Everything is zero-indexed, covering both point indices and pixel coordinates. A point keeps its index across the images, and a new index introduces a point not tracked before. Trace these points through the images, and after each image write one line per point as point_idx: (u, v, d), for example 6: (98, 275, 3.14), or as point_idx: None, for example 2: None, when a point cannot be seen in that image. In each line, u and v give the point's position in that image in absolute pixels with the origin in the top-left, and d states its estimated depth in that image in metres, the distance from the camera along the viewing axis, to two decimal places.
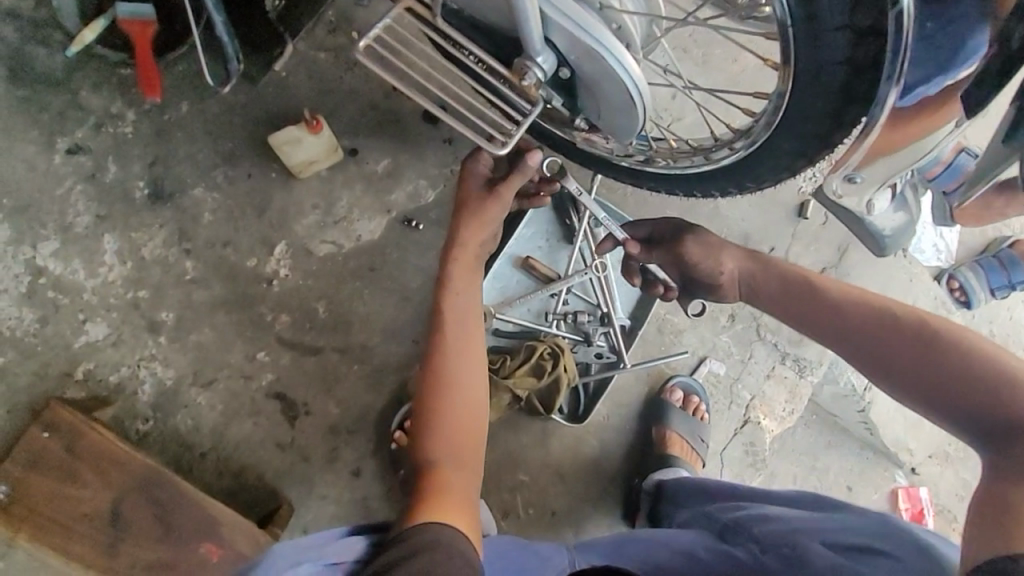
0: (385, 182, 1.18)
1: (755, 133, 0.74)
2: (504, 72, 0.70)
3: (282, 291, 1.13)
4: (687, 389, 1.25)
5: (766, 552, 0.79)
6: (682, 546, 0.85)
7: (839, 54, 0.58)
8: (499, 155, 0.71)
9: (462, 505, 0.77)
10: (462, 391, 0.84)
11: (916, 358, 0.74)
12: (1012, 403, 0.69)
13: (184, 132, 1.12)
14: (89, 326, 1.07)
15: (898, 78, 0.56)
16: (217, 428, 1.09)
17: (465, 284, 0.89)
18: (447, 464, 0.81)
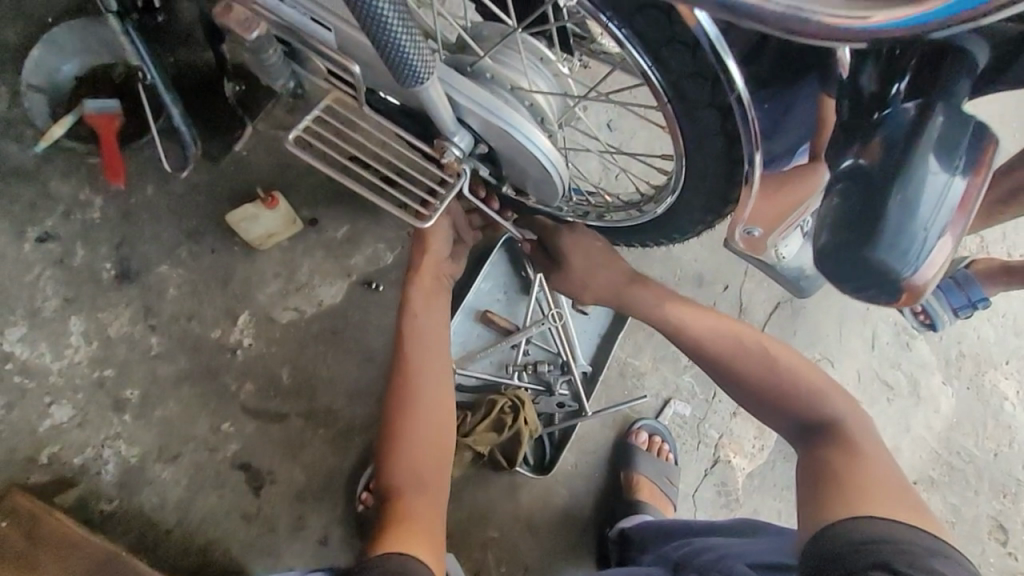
0: (344, 248, 1.23)
1: (668, 196, 0.81)
2: (426, 150, 0.76)
3: (246, 359, 1.16)
4: (652, 431, 1.26)
5: None
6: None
7: (716, 128, 0.64)
8: (427, 227, 0.77)
9: (424, 533, 0.78)
10: (427, 413, 0.87)
11: (747, 368, 0.88)
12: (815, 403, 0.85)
13: (149, 213, 1.18)
14: (55, 408, 1.09)
15: (756, 148, 0.63)
16: (182, 502, 1.09)
17: (428, 303, 0.95)
18: (410, 489, 0.82)
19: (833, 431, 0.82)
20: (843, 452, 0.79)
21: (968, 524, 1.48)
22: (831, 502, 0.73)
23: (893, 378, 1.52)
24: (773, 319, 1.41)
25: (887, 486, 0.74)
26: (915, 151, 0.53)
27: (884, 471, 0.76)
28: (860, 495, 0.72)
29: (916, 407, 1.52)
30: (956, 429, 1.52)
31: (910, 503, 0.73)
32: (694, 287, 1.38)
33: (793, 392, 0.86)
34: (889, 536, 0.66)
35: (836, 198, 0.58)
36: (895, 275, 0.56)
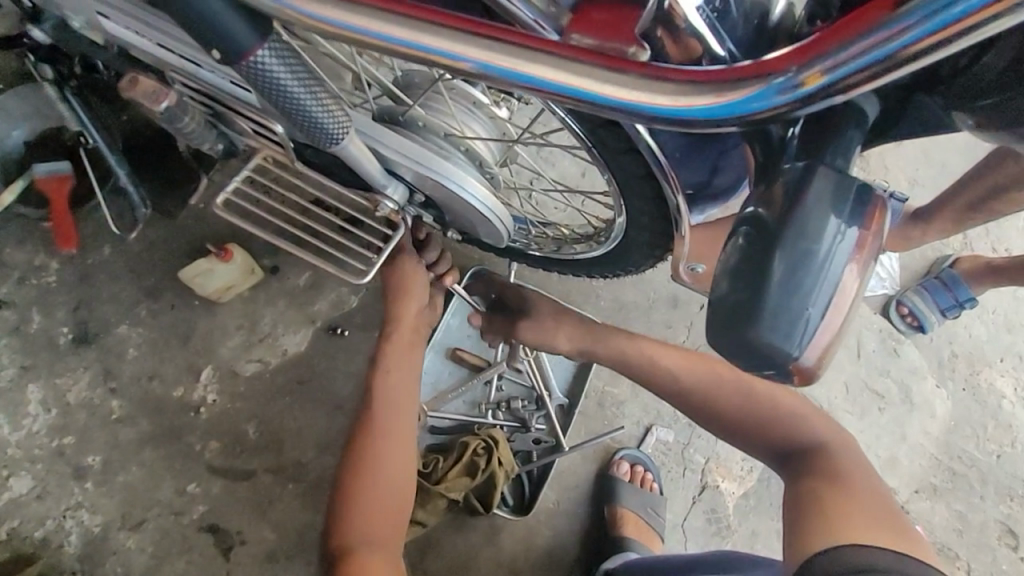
0: (307, 294, 1.21)
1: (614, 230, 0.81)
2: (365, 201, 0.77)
3: (210, 417, 1.13)
4: (634, 461, 1.22)
5: None
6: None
7: (639, 170, 0.64)
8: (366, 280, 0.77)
9: None
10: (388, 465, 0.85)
11: (725, 401, 0.89)
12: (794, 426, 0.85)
13: (106, 273, 1.16)
14: (14, 481, 1.05)
15: (677, 189, 0.64)
16: (149, 571, 1.05)
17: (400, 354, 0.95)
18: (364, 545, 0.80)
19: (826, 465, 0.80)
20: (835, 484, 0.77)
21: (976, 531, 1.43)
22: (813, 530, 0.71)
23: (883, 386, 1.48)
24: None
25: (884, 514, 0.73)
26: (809, 207, 0.48)
27: (882, 507, 0.74)
28: (850, 525, 0.70)
29: (911, 413, 1.47)
30: (954, 433, 1.48)
31: (900, 521, 0.73)
32: (669, 308, 1.35)
33: (772, 418, 0.86)
34: (878, 564, 0.64)
35: (738, 242, 0.50)
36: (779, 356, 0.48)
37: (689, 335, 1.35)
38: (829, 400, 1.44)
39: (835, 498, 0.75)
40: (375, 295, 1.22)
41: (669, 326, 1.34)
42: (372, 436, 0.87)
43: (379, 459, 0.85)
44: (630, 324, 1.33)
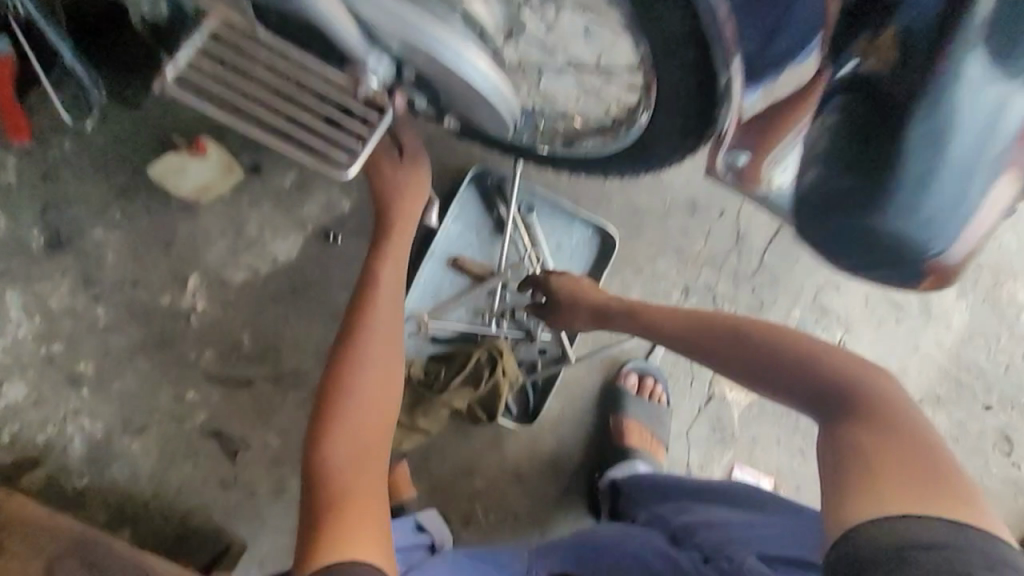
0: (294, 197, 1.11)
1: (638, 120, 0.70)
2: (344, 79, 0.66)
3: (202, 325, 1.08)
4: (641, 372, 1.19)
5: (709, 562, 0.76)
6: (633, 547, 0.79)
7: (677, 29, 0.53)
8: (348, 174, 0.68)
9: (374, 525, 0.65)
10: (372, 378, 0.75)
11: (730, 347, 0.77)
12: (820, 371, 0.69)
13: (72, 171, 1.06)
14: (7, 388, 1.03)
15: (733, 52, 0.53)
16: (157, 474, 1.05)
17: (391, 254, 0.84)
18: (346, 468, 0.69)
19: (863, 410, 0.65)
20: (874, 436, 0.62)
21: (974, 439, 1.42)
22: (847, 495, 0.58)
23: (903, 298, 1.41)
24: (774, 244, 1.28)
25: (931, 482, 0.58)
26: (953, 55, 0.47)
27: (935, 468, 0.59)
28: (894, 489, 0.57)
29: (926, 325, 1.42)
30: (968, 345, 1.43)
31: (955, 494, 0.57)
32: (686, 214, 1.25)
33: (792, 362, 0.71)
34: (928, 540, 0.53)
35: (828, 119, 0.56)
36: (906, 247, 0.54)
37: (706, 244, 1.26)
38: (847, 312, 1.35)
39: (875, 454, 0.61)
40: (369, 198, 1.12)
41: (685, 234, 1.25)
42: (356, 346, 0.77)
43: (362, 371, 0.75)
44: (643, 230, 1.24)
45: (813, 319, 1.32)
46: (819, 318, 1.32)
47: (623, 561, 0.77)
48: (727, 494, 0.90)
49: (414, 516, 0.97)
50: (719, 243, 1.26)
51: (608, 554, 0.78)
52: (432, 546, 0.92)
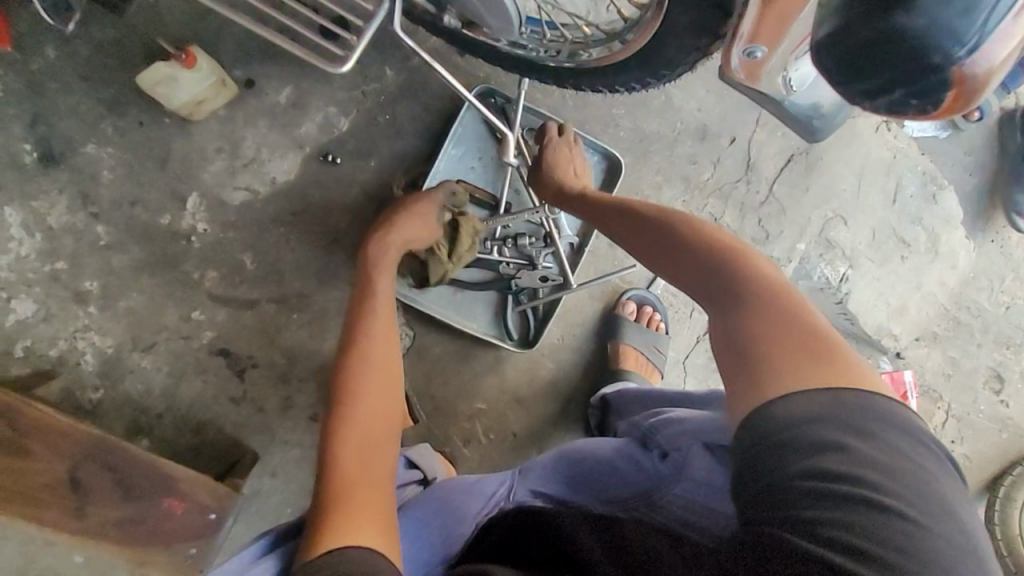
0: (291, 115, 1.08)
1: (652, 21, 0.66)
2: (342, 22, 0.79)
3: (204, 246, 1.08)
4: (641, 302, 1.21)
5: (666, 456, 0.74)
6: (606, 455, 0.80)
7: None
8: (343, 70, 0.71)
9: (376, 517, 0.66)
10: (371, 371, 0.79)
11: (649, 244, 0.77)
12: (716, 259, 0.69)
13: (59, 83, 1.02)
14: (16, 304, 1.04)
15: None
16: (169, 389, 1.09)
17: (384, 263, 0.91)
18: (351, 461, 0.71)
19: (748, 293, 0.64)
20: (759, 319, 0.62)
21: (965, 375, 1.44)
22: (733, 389, 0.60)
23: (912, 234, 1.38)
24: (783, 174, 1.26)
25: (802, 355, 0.58)
26: None
27: (809, 342, 0.59)
28: (776, 371, 0.58)
29: (932, 263, 1.40)
30: (970, 284, 1.42)
31: (826, 364, 0.57)
32: (696, 141, 1.21)
33: (692, 254, 0.71)
34: (815, 420, 0.54)
35: None
36: (935, 57, 0.39)
37: (714, 173, 1.23)
38: (853, 245, 1.33)
39: (763, 338, 0.60)
40: (368, 119, 1.09)
41: (693, 161, 1.22)
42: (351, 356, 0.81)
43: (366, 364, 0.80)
44: (650, 157, 1.20)
45: (816, 252, 1.31)
46: (823, 252, 1.31)
47: (596, 471, 0.79)
48: (699, 400, 0.85)
49: (405, 452, 0.94)
50: (727, 173, 1.23)
51: (581, 473, 0.80)
52: (425, 479, 0.90)
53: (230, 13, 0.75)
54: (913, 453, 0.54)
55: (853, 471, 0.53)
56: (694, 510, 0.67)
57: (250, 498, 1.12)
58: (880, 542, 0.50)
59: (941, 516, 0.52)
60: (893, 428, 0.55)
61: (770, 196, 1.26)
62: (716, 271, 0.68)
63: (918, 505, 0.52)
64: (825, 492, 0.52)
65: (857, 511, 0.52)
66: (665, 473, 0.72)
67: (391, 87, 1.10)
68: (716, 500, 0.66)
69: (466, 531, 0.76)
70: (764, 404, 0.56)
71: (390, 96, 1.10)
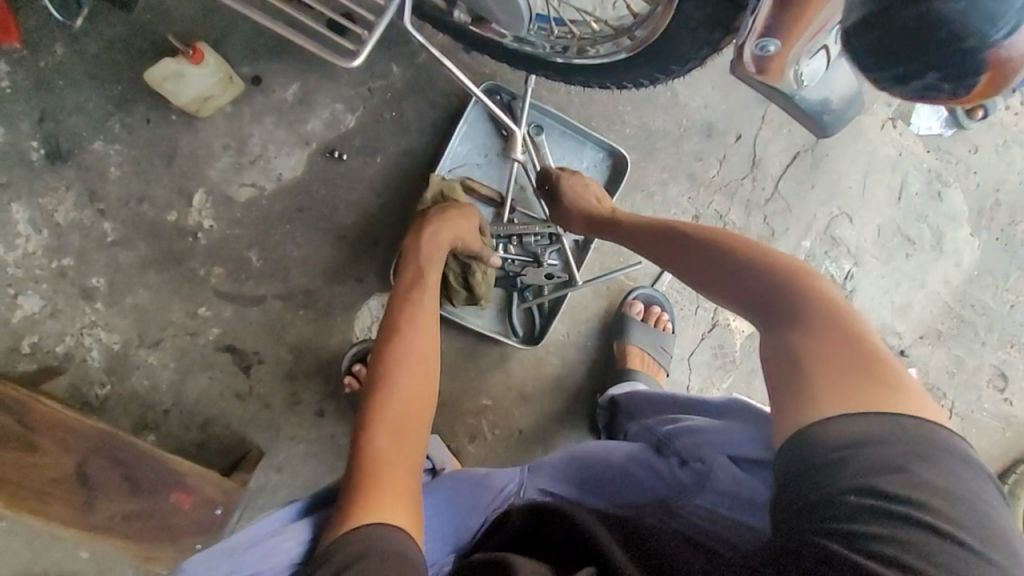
0: (298, 111, 1.08)
1: (663, 16, 0.67)
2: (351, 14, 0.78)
3: (210, 243, 1.08)
4: (647, 300, 1.21)
5: (684, 464, 0.74)
6: (619, 459, 0.79)
7: None
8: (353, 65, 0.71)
9: (403, 504, 0.66)
10: (411, 359, 0.78)
11: (697, 259, 0.77)
12: (770, 279, 0.69)
13: (66, 79, 1.02)
14: (22, 300, 1.04)
15: None
16: (175, 385, 1.09)
17: (426, 251, 0.91)
18: (387, 447, 0.71)
19: (806, 318, 0.64)
20: (817, 340, 0.61)
21: (970, 374, 1.44)
22: (786, 404, 0.59)
23: (917, 232, 1.37)
24: (789, 172, 1.26)
25: (857, 376, 0.57)
26: None
27: (866, 364, 0.58)
28: (834, 389, 0.57)
29: (937, 261, 1.40)
30: (976, 283, 1.42)
31: (883, 387, 0.56)
32: (702, 138, 1.21)
33: (744, 273, 0.71)
34: (869, 438, 0.53)
35: None
36: (970, 41, 0.40)
37: (720, 170, 1.23)
38: (857, 243, 1.33)
39: (818, 358, 0.60)
40: (375, 115, 1.09)
41: (698, 158, 1.22)
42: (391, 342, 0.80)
43: (406, 351, 0.79)
44: (656, 154, 1.20)
45: (821, 250, 1.31)
46: (828, 250, 1.31)
47: (608, 474, 0.78)
48: (712, 405, 0.84)
49: None
50: (733, 170, 1.23)
51: (594, 472, 0.78)
52: (436, 470, 0.91)
53: (241, 9, 0.76)
54: (970, 480, 0.52)
55: (910, 492, 0.51)
56: (716, 521, 0.68)
57: (256, 494, 1.12)
58: (934, 565, 0.48)
59: (997, 546, 0.50)
60: (952, 454, 0.53)
61: (776, 193, 1.26)
62: (771, 293, 0.68)
63: (976, 534, 0.50)
64: (878, 509, 0.50)
65: (910, 531, 0.50)
66: (686, 483, 0.72)
67: (397, 84, 1.10)
68: (739, 512, 0.68)
69: (477, 523, 0.75)
70: (818, 419, 0.55)
71: (397, 93, 1.10)
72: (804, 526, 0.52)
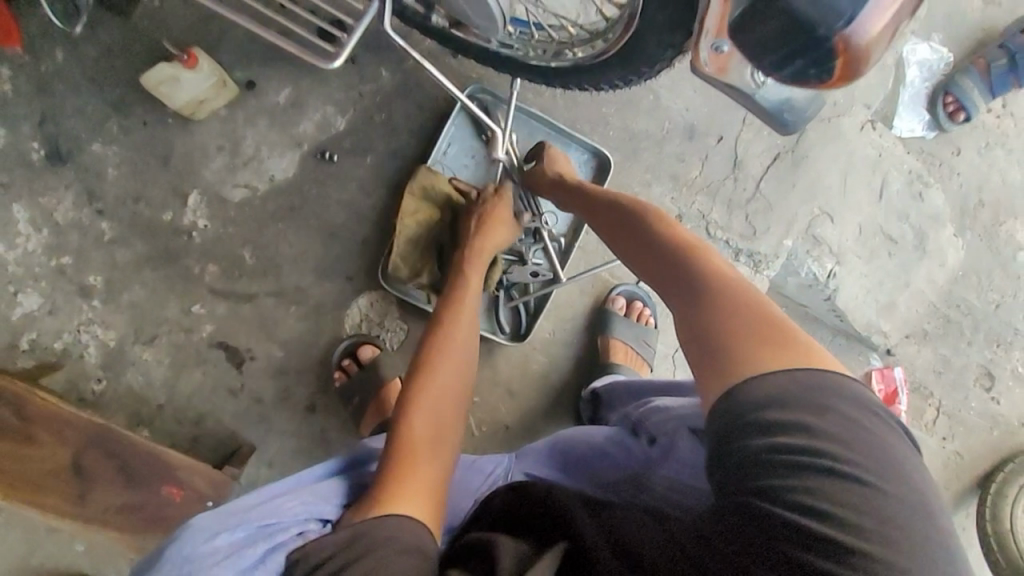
0: (290, 114, 1.11)
1: (630, 21, 0.70)
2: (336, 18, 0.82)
3: (204, 241, 1.11)
4: (631, 297, 1.23)
5: (654, 442, 0.78)
6: (597, 441, 0.83)
7: None
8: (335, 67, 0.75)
9: (431, 491, 0.71)
10: (451, 357, 0.84)
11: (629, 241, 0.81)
12: (681, 258, 0.73)
13: (67, 84, 1.06)
14: (22, 297, 1.07)
15: None
16: (170, 380, 1.12)
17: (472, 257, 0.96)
18: (423, 434, 0.76)
19: (718, 290, 0.67)
20: (729, 310, 0.65)
21: (956, 372, 1.46)
22: (703, 377, 0.62)
23: (899, 231, 1.40)
24: (771, 172, 1.29)
25: (761, 339, 0.61)
26: None
27: (767, 327, 0.62)
28: (743, 357, 0.61)
29: (920, 260, 1.42)
30: (959, 282, 1.44)
31: (782, 347, 0.60)
32: (684, 140, 1.24)
33: (661, 256, 0.75)
34: (782, 400, 0.57)
35: None
36: (823, 27, 0.48)
37: (702, 170, 1.26)
38: (839, 242, 1.36)
39: (727, 327, 0.63)
40: (365, 118, 1.13)
41: (681, 159, 1.25)
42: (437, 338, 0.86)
43: (450, 351, 0.84)
44: (639, 155, 1.23)
45: (804, 249, 1.33)
46: (810, 249, 1.34)
47: (588, 455, 0.82)
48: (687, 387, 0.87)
49: None
50: (715, 170, 1.26)
51: (576, 455, 0.83)
52: None
53: (230, 15, 0.79)
54: (876, 428, 0.58)
55: (816, 443, 0.56)
56: (679, 490, 0.71)
57: (248, 488, 1.15)
58: (842, 508, 0.55)
59: (897, 485, 0.56)
60: (850, 401, 0.58)
61: (757, 193, 1.29)
62: (687, 270, 0.71)
63: (875, 470, 0.56)
64: (789, 462, 0.56)
65: (819, 477, 0.56)
66: (653, 457, 0.75)
67: (386, 88, 1.13)
68: (698, 479, 0.70)
69: (468, 506, 0.81)
70: (733, 387, 0.59)
71: (386, 96, 1.13)
72: (732, 486, 0.58)
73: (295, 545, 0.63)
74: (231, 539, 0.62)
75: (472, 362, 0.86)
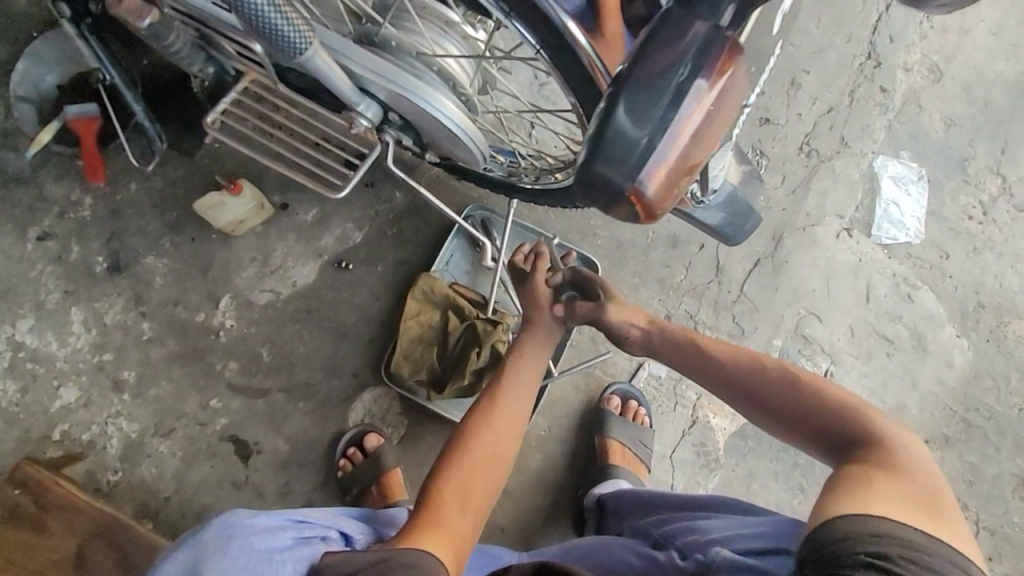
0: (315, 230, 1.28)
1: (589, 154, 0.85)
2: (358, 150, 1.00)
3: (229, 340, 1.23)
4: (625, 395, 1.26)
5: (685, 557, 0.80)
6: (616, 549, 0.89)
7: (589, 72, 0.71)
8: (342, 196, 0.92)
9: (451, 544, 0.78)
10: (496, 429, 0.91)
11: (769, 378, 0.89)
12: (847, 416, 0.81)
13: (134, 208, 1.26)
14: (63, 391, 1.19)
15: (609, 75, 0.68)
16: (180, 473, 1.18)
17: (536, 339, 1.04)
18: (454, 499, 0.83)
19: (884, 454, 0.75)
20: (896, 472, 0.72)
21: (989, 482, 1.38)
22: (836, 499, 0.68)
23: (894, 332, 1.42)
24: (752, 277, 1.37)
25: (912, 498, 0.68)
26: (642, 74, 0.57)
27: (922, 493, 0.69)
28: (885, 498, 0.67)
29: (924, 360, 1.42)
30: (972, 384, 1.42)
31: (929, 510, 0.66)
32: (668, 248, 1.35)
33: (818, 407, 0.84)
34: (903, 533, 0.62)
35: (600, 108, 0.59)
36: (620, 183, 0.59)
37: (687, 275, 1.35)
38: (832, 343, 1.39)
39: (877, 477, 0.70)
40: (378, 232, 1.29)
41: (666, 266, 1.35)
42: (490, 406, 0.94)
43: (491, 423, 0.92)
44: (626, 261, 1.34)
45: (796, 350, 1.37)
46: (801, 348, 1.38)
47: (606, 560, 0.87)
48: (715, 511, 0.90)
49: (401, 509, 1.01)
50: (699, 275, 1.36)
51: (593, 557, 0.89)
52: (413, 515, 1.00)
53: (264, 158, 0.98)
54: None
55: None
56: None
57: None
58: None
59: None
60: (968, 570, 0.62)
61: (742, 296, 1.37)
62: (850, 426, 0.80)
63: None
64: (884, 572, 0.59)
65: None
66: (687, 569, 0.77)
67: (398, 207, 1.30)
68: None
69: None
70: (867, 510, 0.64)
71: (398, 214, 1.30)
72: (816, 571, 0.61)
73: (317, 544, 0.78)
74: (269, 522, 0.79)
75: (507, 447, 0.91)
